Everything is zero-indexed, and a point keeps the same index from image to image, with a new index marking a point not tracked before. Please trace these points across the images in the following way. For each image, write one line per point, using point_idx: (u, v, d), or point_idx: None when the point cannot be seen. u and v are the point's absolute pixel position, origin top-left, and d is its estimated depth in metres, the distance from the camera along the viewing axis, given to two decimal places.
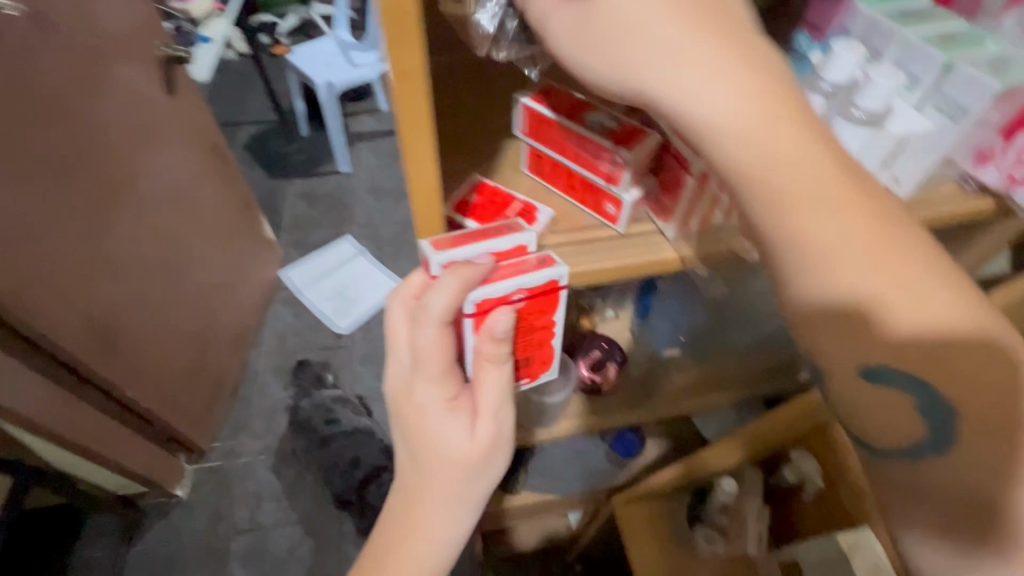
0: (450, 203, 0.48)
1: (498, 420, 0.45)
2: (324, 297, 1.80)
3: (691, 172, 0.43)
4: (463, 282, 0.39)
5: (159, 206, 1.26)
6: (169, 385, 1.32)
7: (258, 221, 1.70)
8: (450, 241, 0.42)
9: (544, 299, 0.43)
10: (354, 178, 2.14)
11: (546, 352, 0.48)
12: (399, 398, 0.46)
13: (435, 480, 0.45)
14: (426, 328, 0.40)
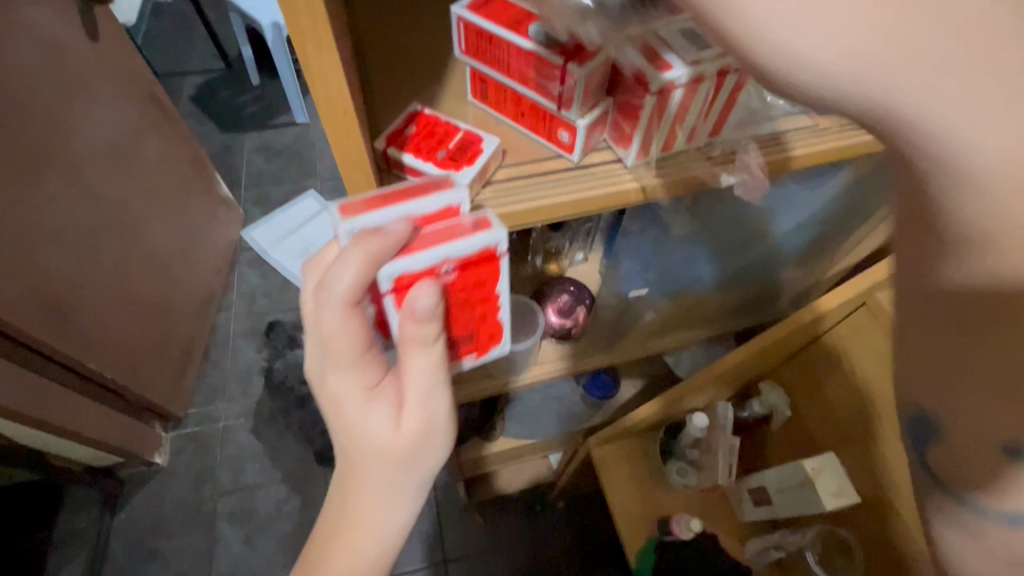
0: (384, 136, 0.45)
1: (423, 404, 0.45)
2: (290, 255, 1.74)
3: (649, 90, 0.39)
4: (368, 255, 0.38)
5: (97, 166, 1.15)
6: (135, 355, 1.26)
7: (212, 178, 1.60)
8: (363, 204, 0.40)
9: (472, 271, 0.42)
10: (312, 128, 2.02)
11: (488, 323, 0.47)
12: (322, 383, 0.47)
13: (365, 467, 0.46)
14: (336, 307, 0.41)
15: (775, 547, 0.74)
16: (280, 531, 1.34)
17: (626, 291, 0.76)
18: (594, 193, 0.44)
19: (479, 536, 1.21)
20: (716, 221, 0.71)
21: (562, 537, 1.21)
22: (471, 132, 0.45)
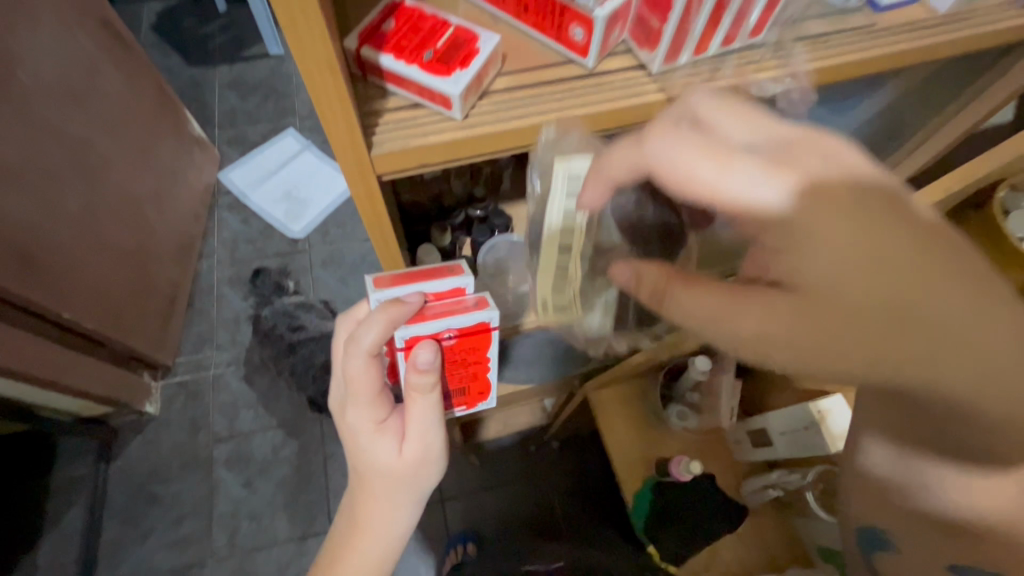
0: (357, 33, 0.37)
1: (417, 442, 0.52)
2: (271, 199, 1.65)
3: None
4: (389, 320, 0.44)
5: (52, 100, 1.05)
6: (116, 304, 1.21)
7: (183, 115, 1.48)
8: (391, 279, 0.49)
9: (469, 340, 0.48)
10: (287, 61, 1.87)
11: (479, 383, 0.55)
12: (341, 412, 0.55)
13: (373, 483, 0.54)
14: (357, 357, 0.48)
15: (774, 486, 0.74)
16: (279, 475, 1.35)
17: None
18: (614, 101, 0.38)
19: (476, 477, 1.22)
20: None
21: (557, 476, 1.23)
22: (464, 29, 0.39)
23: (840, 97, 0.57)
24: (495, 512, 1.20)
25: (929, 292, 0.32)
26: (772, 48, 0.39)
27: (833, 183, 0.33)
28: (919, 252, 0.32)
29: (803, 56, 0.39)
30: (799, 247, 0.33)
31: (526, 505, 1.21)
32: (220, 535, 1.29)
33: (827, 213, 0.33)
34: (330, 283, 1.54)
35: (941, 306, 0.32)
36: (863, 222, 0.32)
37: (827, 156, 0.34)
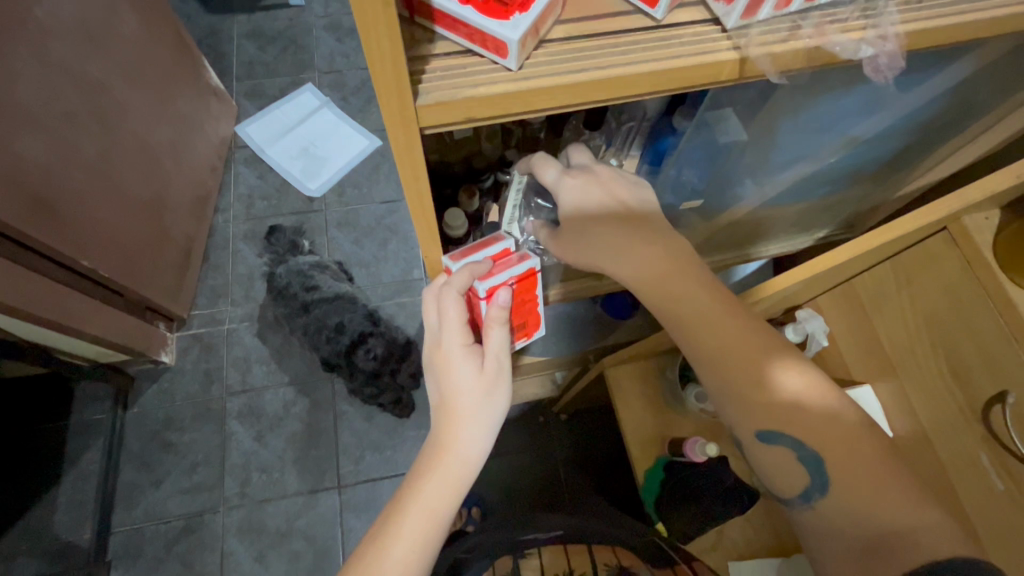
0: None
1: (502, 363, 0.55)
2: (289, 156, 1.63)
3: None
4: (470, 271, 0.52)
5: (68, 40, 1.02)
6: (132, 254, 1.21)
7: (200, 64, 1.45)
8: (461, 251, 0.55)
9: (530, 283, 0.56)
10: (308, 12, 1.81)
11: (537, 317, 0.62)
12: (431, 354, 0.56)
13: (461, 409, 0.54)
14: (444, 300, 0.53)
15: None
16: (290, 430, 1.37)
17: (681, 203, 0.68)
18: (681, 59, 0.35)
19: None
20: (802, 118, 0.57)
21: (562, 448, 1.24)
22: None
23: (917, 69, 0.51)
24: (500, 479, 1.21)
25: (634, 252, 0.53)
26: (859, 6, 0.36)
27: (609, 182, 0.53)
28: (645, 226, 0.53)
29: (893, 16, 0.35)
30: (572, 216, 0.53)
31: (531, 474, 1.22)
32: (231, 485, 1.32)
33: (596, 199, 0.52)
34: (344, 244, 1.54)
35: (639, 255, 0.53)
36: (633, 202, 0.53)
37: (629, 182, 0.55)
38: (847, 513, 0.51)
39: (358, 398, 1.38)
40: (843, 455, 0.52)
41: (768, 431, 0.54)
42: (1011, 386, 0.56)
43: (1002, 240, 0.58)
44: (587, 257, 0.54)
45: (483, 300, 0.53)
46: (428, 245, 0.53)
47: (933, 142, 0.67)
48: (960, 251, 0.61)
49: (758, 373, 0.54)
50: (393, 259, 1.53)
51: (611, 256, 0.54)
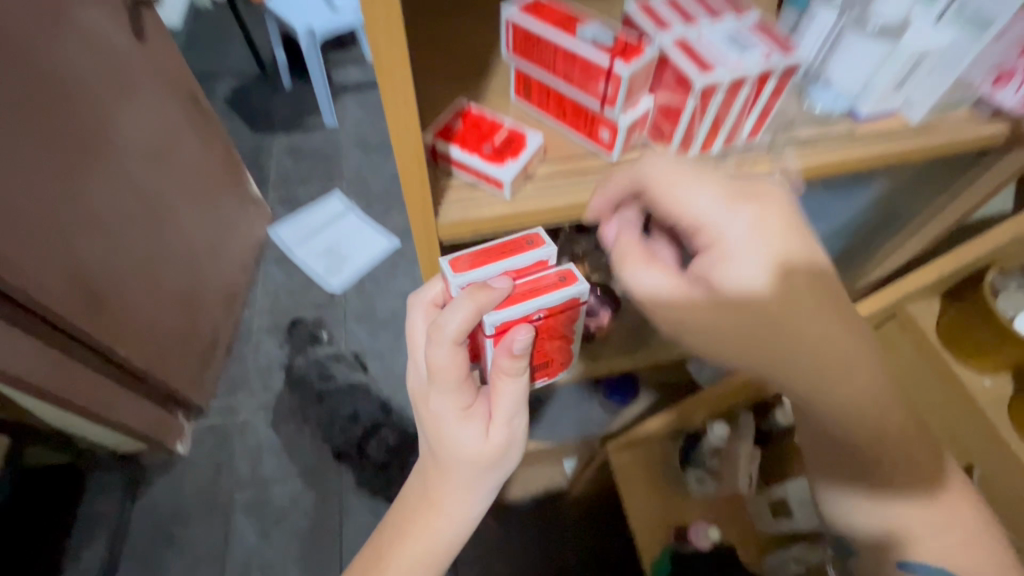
0: (432, 129, 0.44)
1: (512, 429, 0.50)
2: (315, 255, 1.78)
3: (692, 92, 0.39)
4: (477, 307, 0.44)
5: (136, 159, 1.18)
6: (162, 343, 1.29)
7: (243, 176, 1.65)
8: (468, 262, 0.48)
9: (553, 319, 0.51)
10: (340, 132, 2.08)
11: (555, 349, 0.57)
12: (420, 403, 0.52)
13: (455, 473, 0.52)
14: (439, 349, 0.45)
15: (795, 560, 0.73)
16: (295, 524, 1.35)
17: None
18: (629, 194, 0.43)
19: (489, 540, 1.21)
20: None
21: (573, 547, 1.20)
22: (516, 130, 0.45)
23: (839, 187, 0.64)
24: None
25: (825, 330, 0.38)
26: (764, 149, 0.45)
27: (787, 222, 0.39)
28: (838, 302, 0.39)
29: (793, 158, 0.44)
30: (746, 280, 0.38)
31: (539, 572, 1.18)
32: None
33: (777, 253, 0.38)
34: (360, 335, 1.62)
35: (825, 325, 0.38)
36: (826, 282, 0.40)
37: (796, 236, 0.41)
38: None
39: (366, 490, 1.37)
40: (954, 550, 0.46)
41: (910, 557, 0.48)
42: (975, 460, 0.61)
43: (945, 324, 0.63)
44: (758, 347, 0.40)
45: (494, 337, 0.48)
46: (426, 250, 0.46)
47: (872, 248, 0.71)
48: (908, 335, 0.66)
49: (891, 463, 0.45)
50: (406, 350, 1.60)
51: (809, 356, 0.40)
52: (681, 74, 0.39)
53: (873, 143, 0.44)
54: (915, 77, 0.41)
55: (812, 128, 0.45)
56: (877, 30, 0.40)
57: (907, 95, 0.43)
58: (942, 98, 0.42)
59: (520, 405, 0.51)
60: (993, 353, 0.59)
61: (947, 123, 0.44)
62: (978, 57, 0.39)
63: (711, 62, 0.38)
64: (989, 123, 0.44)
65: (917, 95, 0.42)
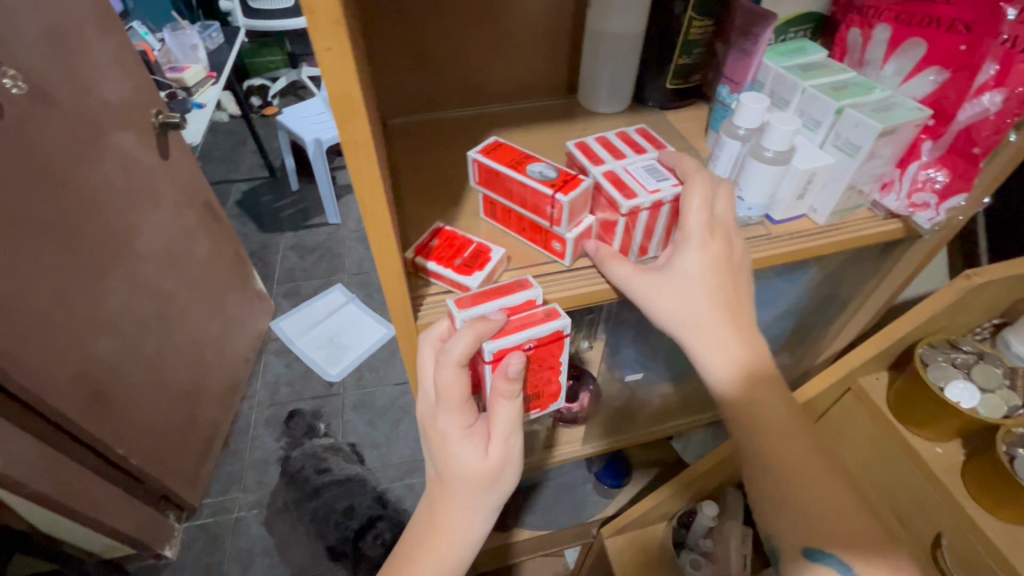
0: (409, 250, 0.46)
1: (511, 447, 0.44)
2: (315, 346, 1.83)
3: (622, 211, 0.42)
4: (477, 336, 0.39)
5: (154, 264, 1.26)
6: (162, 442, 1.30)
7: (250, 273, 1.74)
8: (472, 298, 0.42)
9: (552, 348, 0.44)
10: (343, 228, 2.22)
11: (557, 387, 0.49)
12: (426, 421, 0.46)
13: (457, 495, 0.45)
14: (442, 371, 0.40)
15: None
16: None
17: (622, 375, 0.77)
18: (580, 290, 0.45)
19: None
20: None
21: None
22: (483, 245, 0.46)
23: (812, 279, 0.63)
24: None
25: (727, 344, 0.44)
26: None
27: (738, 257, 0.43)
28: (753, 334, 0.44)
29: None
30: (682, 281, 0.43)
31: None
32: None
33: (717, 272, 0.42)
34: (358, 426, 1.63)
35: (737, 352, 0.44)
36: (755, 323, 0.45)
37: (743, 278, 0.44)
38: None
39: None
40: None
41: (823, 546, 0.42)
42: (943, 527, 0.55)
43: (895, 399, 0.59)
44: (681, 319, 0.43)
45: (489, 365, 0.41)
46: (396, 300, 0.42)
47: (823, 330, 0.72)
48: (864, 408, 0.63)
49: (815, 482, 0.43)
50: (404, 439, 1.60)
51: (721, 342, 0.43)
52: (611, 200, 0.42)
53: (791, 241, 0.46)
54: (812, 189, 0.45)
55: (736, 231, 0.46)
56: (774, 156, 0.42)
57: (810, 203, 0.46)
58: (840, 203, 0.45)
59: (518, 423, 0.44)
60: (943, 422, 0.54)
61: (850, 223, 0.47)
62: (864, 172, 0.43)
63: (636, 190, 0.42)
64: (885, 222, 0.48)
65: (819, 203, 0.46)
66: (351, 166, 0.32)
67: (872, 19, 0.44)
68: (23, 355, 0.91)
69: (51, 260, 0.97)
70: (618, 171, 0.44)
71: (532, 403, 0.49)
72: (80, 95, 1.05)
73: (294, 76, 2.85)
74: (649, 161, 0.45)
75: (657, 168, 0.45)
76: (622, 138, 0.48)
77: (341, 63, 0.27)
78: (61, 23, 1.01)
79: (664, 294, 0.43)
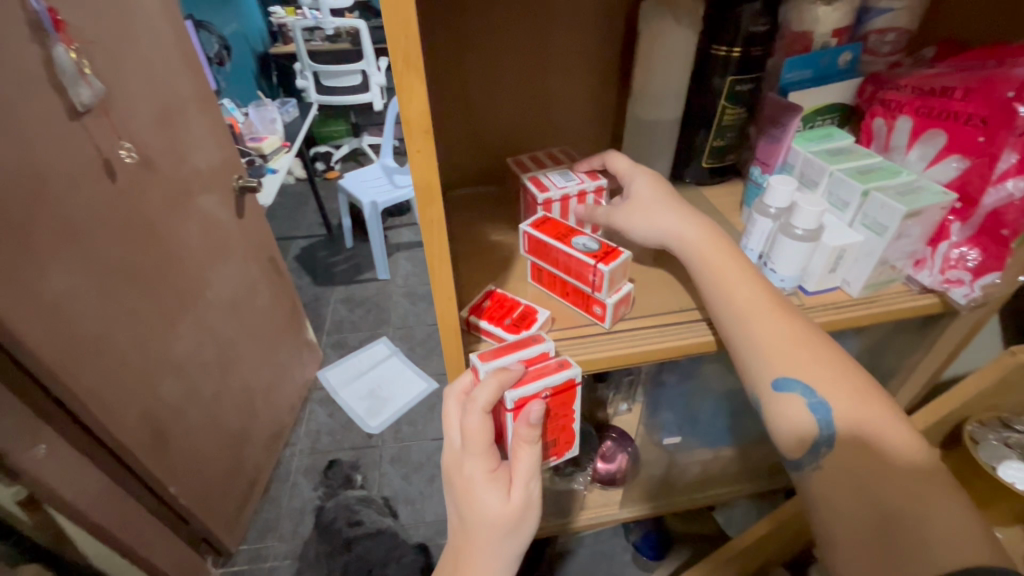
0: (465, 309, 0.51)
1: (533, 490, 0.45)
2: (357, 396, 1.88)
3: (540, 203, 0.54)
4: (501, 384, 0.42)
5: (220, 312, 1.37)
6: (208, 482, 1.35)
7: (302, 324, 1.85)
8: (494, 351, 0.46)
9: (566, 397, 0.46)
10: (391, 284, 2.33)
11: (571, 433, 0.50)
12: (450, 470, 0.47)
13: (479, 546, 0.44)
14: (468, 417, 0.43)
15: None
16: None
17: (660, 439, 0.77)
18: (624, 349, 0.48)
19: None
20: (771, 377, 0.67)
21: None
22: (530, 307, 0.50)
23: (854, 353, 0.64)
24: None
25: (681, 219, 0.49)
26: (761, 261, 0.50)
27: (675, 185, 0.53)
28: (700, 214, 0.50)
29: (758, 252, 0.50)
30: (638, 201, 0.51)
31: None
32: None
33: (658, 185, 0.51)
34: (394, 479, 1.64)
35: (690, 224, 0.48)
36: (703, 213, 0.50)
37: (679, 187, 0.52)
38: (860, 485, 0.41)
39: None
40: (852, 405, 0.42)
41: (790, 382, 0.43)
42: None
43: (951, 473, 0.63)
44: (640, 210, 0.50)
45: (511, 413, 0.44)
46: (451, 342, 0.45)
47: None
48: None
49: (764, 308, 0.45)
50: (438, 496, 1.59)
51: (669, 216, 0.49)
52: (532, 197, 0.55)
53: (825, 312, 0.48)
54: (844, 264, 0.47)
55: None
56: (803, 234, 0.45)
57: (842, 275, 0.48)
58: (870, 278, 0.48)
59: (539, 468, 0.45)
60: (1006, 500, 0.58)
61: (883, 296, 0.49)
62: (892, 249, 0.46)
63: (550, 186, 0.54)
64: (920, 297, 0.49)
65: (851, 275, 0.48)
66: (425, 241, 0.38)
67: (893, 111, 0.48)
68: (102, 391, 1.00)
69: (136, 306, 1.08)
70: (539, 175, 0.57)
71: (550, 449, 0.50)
72: (176, 162, 1.21)
73: (356, 144, 3.12)
74: (563, 168, 0.58)
75: (569, 172, 0.57)
76: (544, 158, 0.61)
77: (427, 162, 0.33)
78: (169, 104, 1.18)
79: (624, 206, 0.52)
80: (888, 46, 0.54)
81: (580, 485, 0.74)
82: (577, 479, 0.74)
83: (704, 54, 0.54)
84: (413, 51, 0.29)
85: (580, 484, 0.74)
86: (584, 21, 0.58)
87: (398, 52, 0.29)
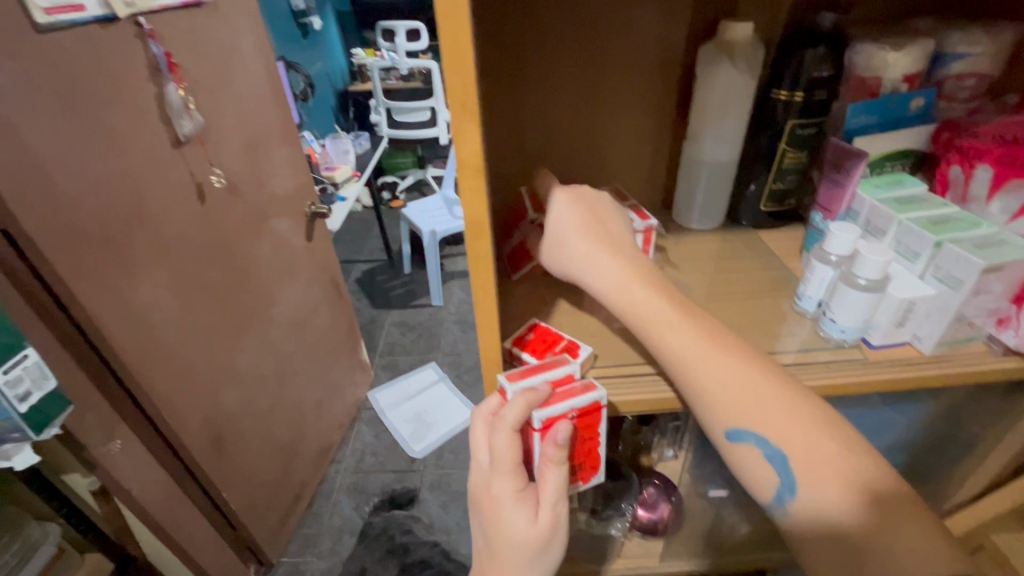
0: (508, 340, 0.51)
1: (560, 513, 0.44)
2: (403, 419, 1.92)
3: None
4: (528, 404, 0.42)
5: (282, 328, 1.46)
6: (257, 491, 1.40)
7: (356, 344, 1.92)
8: (521, 372, 0.46)
9: (593, 420, 0.45)
10: (443, 310, 2.40)
11: (598, 457, 0.48)
12: (478, 491, 0.47)
13: (507, 566, 0.45)
14: (495, 435, 0.43)
15: None
16: None
17: (705, 490, 0.73)
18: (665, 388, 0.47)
19: None
20: None
21: None
22: (574, 343, 0.50)
23: (926, 416, 0.59)
24: None
25: (603, 261, 0.49)
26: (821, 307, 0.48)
27: (597, 203, 0.52)
28: (618, 247, 0.50)
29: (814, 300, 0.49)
30: (557, 235, 0.51)
31: None
32: None
33: (576, 214, 0.51)
34: (432, 506, 1.63)
35: (607, 272, 0.48)
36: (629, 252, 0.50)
37: (601, 217, 0.52)
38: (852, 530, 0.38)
39: None
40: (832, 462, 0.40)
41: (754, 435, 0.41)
42: None
43: None
44: (564, 256, 0.51)
45: (538, 433, 0.43)
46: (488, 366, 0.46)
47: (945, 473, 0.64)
48: None
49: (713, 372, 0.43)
50: None
51: (590, 259, 0.49)
52: None
53: (890, 367, 0.45)
54: (913, 318, 0.44)
55: (795, 356, 0.47)
56: (867, 284, 0.43)
57: (913, 330, 0.45)
58: (945, 333, 0.44)
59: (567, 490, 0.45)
60: None
61: (960, 355, 0.45)
62: (970, 305, 0.42)
63: None
64: (1004, 359, 0.45)
65: (923, 331, 0.45)
66: (472, 274, 0.39)
67: (970, 159, 0.45)
68: (172, 394, 1.07)
69: (209, 317, 1.17)
70: None
71: (576, 474, 0.48)
72: (257, 187, 1.32)
73: (420, 175, 3.29)
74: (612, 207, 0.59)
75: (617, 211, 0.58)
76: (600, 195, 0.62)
77: (478, 200, 0.36)
78: (255, 136, 1.30)
79: (548, 247, 0.53)
80: (966, 91, 0.52)
81: (617, 531, 0.74)
82: (615, 524, 0.74)
83: (765, 98, 0.53)
84: (469, 99, 0.32)
85: (616, 529, 0.74)
86: (640, 70, 0.59)
87: (456, 99, 0.31)
